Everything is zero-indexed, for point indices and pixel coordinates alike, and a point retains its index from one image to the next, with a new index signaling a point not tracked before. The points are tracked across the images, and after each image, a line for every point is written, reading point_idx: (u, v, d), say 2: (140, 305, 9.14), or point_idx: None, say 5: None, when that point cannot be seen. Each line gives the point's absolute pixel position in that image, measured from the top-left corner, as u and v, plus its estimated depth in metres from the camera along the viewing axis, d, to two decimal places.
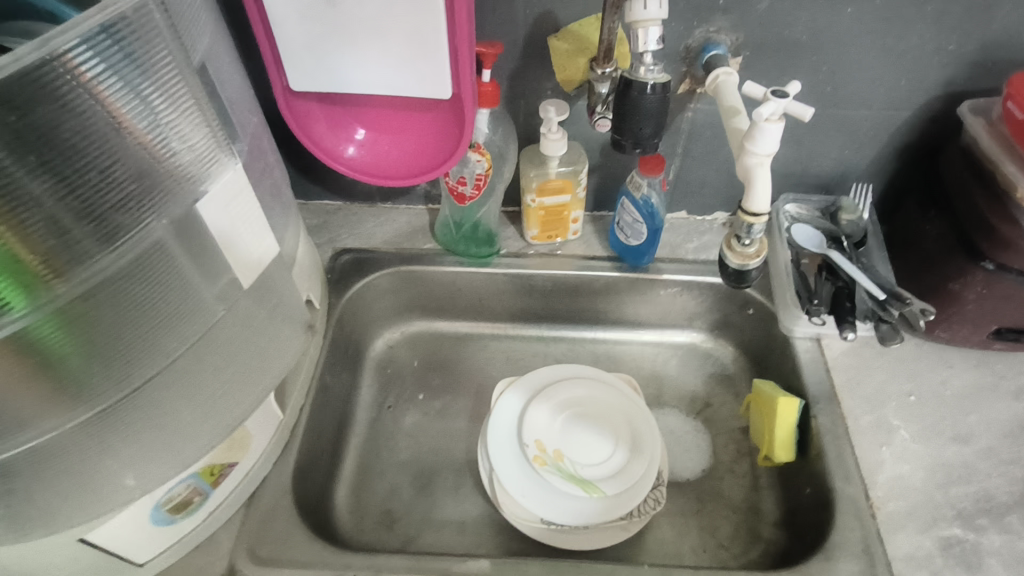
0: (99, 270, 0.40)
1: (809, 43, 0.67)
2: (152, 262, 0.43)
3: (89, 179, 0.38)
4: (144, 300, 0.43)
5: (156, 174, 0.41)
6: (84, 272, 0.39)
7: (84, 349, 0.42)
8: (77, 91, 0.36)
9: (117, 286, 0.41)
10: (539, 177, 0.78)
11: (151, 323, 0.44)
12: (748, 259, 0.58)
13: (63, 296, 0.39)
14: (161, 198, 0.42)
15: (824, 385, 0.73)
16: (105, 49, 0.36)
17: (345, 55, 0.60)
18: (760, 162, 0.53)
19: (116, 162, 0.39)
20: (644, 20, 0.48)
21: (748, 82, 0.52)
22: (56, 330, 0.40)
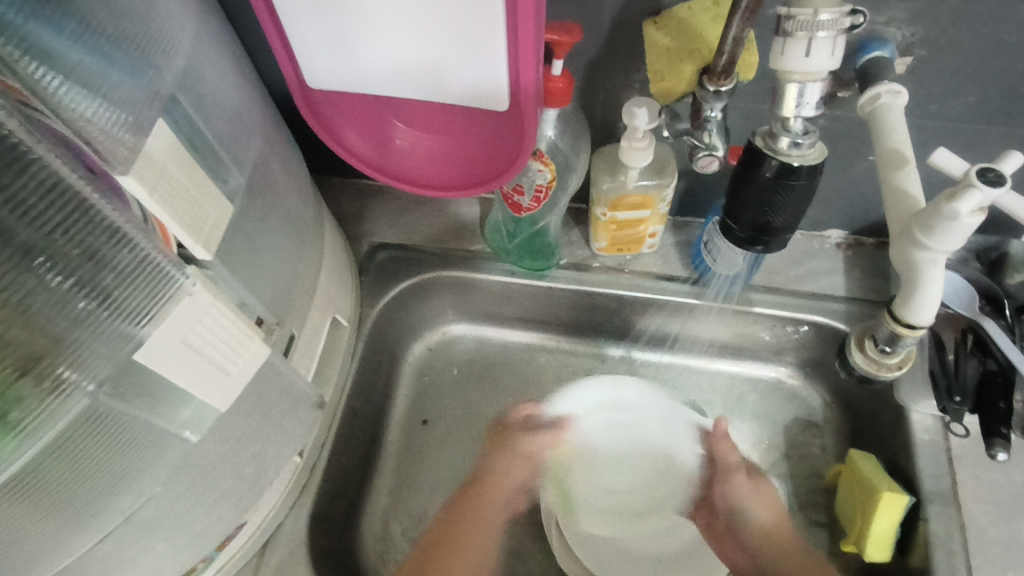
0: (43, 431, 0.27)
1: (1020, 45, 0.47)
2: (102, 423, 0.29)
3: (49, 308, 0.26)
4: (101, 464, 0.30)
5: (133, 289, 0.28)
6: (33, 431, 0.27)
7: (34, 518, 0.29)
8: (46, 174, 0.25)
9: (66, 453, 0.28)
10: (613, 189, 0.63)
11: (104, 485, 0.31)
12: (882, 370, 0.44)
13: (24, 457, 0.27)
14: (129, 326, 0.28)
15: (944, 482, 0.59)
16: (113, 67, 0.33)
17: (373, 50, 0.46)
18: (934, 262, 0.37)
19: (84, 283, 0.27)
20: (802, 72, 0.34)
21: (940, 150, 0.35)
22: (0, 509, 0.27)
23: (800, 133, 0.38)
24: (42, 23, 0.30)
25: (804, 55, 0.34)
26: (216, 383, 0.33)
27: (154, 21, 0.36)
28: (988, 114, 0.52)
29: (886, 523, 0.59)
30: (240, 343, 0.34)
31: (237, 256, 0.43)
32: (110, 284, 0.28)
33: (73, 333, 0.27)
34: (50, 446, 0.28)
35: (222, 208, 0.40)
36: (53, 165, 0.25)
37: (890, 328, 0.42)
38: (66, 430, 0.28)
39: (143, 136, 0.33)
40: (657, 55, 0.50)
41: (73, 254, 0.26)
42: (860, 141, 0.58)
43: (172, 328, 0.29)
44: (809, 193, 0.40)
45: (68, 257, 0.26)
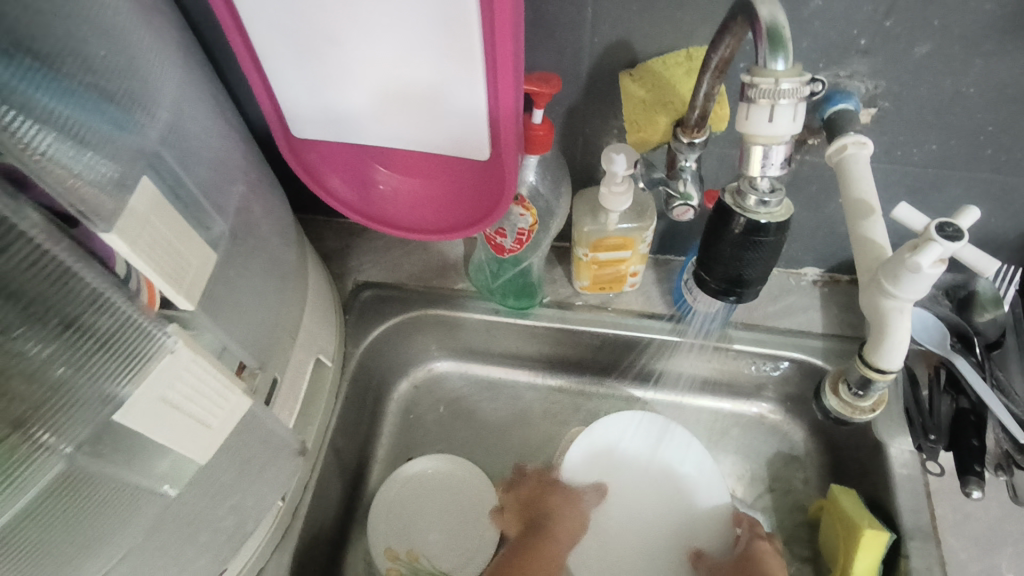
0: (20, 496, 0.27)
1: (976, 97, 0.49)
2: (70, 490, 0.29)
3: (27, 374, 0.26)
4: (73, 530, 0.30)
5: (109, 350, 0.28)
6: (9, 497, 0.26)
7: None
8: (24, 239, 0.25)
9: (38, 520, 0.28)
10: (595, 232, 0.64)
11: (72, 552, 0.30)
12: (857, 413, 0.45)
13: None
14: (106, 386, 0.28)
15: (922, 517, 0.59)
16: (97, 123, 0.33)
17: (357, 103, 0.47)
18: (902, 309, 0.38)
19: (61, 349, 0.27)
20: (766, 135, 0.35)
21: (902, 206, 0.37)
22: None
23: (766, 192, 0.39)
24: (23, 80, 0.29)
25: (768, 120, 0.34)
26: (195, 437, 0.34)
27: (141, 80, 0.37)
28: (952, 160, 0.54)
29: (866, 561, 0.59)
30: (216, 397, 0.35)
31: (220, 304, 0.44)
32: (88, 350, 0.28)
33: (54, 402, 0.27)
34: (19, 514, 0.27)
35: (205, 259, 0.41)
36: (35, 234, 0.25)
37: (860, 372, 0.43)
38: (39, 496, 0.27)
39: (126, 193, 0.34)
40: (634, 104, 0.53)
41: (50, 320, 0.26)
42: (830, 185, 0.61)
43: (153, 386, 0.30)
44: (775, 249, 0.41)
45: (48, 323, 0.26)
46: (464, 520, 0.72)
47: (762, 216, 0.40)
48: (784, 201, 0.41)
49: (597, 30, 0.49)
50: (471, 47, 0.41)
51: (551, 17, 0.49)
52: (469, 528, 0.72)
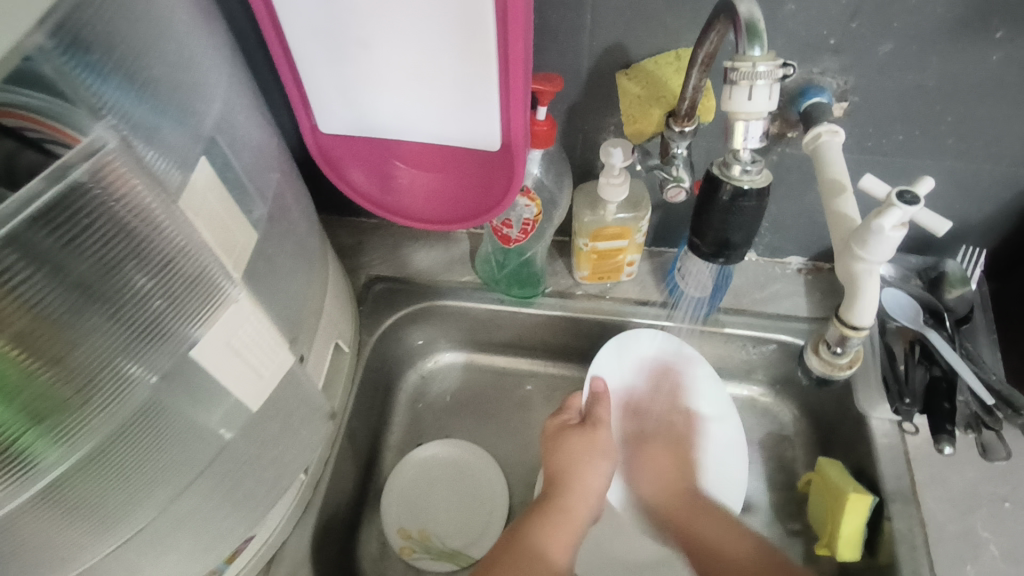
0: (100, 427, 0.32)
1: (935, 91, 0.55)
2: (150, 419, 0.34)
3: (125, 312, 0.31)
4: (151, 455, 0.36)
5: (186, 297, 0.33)
6: (92, 427, 0.32)
7: (97, 493, 0.34)
8: (117, 205, 0.29)
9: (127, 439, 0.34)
10: (594, 222, 0.69)
11: (149, 474, 0.36)
12: (836, 370, 0.50)
13: (73, 456, 0.32)
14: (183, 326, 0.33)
15: (903, 482, 0.64)
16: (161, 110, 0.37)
17: (380, 101, 0.52)
18: (872, 271, 0.43)
19: (152, 293, 0.32)
20: (747, 112, 0.40)
21: (866, 177, 0.43)
22: (79, 483, 0.33)
23: (748, 161, 0.45)
24: (99, 80, 0.33)
25: (748, 99, 0.40)
26: (249, 383, 0.39)
27: (199, 75, 0.41)
28: (917, 148, 0.60)
29: (852, 523, 0.63)
30: (266, 350, 0.39)
31: (259, 279, 0.48)
32: (174, 291, 0.33)
33: (144, 335, 0.32)
34: (103, 442, 0.33)
35: (249, 237, 0.45)
36: (136, 197, 0.30)
37: (838, 331, 0.48)
38: (128, 420, 0.33)
39: (189, 172, 0.38)
40: (630, 99, 0.58)
41: (147, 263, 0.31)
42: (809, 175, 0.66)
43: (219, 331, 0.35)
44: (757, 215, 0.46)
45: (146, 266, 0.31)
46: (466, 500, 0.76)
47: (746, 182, 0.45)
48: (762, 170, 0.46)
49: (596, 34, 0.55)
50: (485, 50, 0.47)
51: (554, 23, 0.55)
52: (471, 509, 0.76)
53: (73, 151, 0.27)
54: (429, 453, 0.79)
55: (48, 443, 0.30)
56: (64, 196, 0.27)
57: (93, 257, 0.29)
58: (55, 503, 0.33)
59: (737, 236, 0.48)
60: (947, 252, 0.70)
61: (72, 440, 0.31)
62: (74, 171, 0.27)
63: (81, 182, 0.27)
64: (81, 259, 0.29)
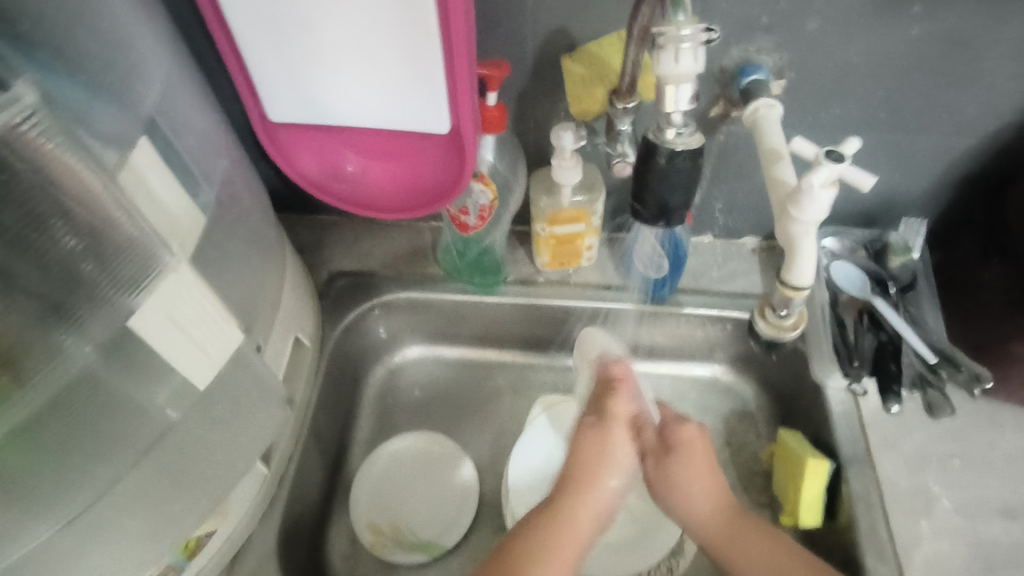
0: (30, 400, 0.32)
1: (865, 65, 0.58)
2: (88, 390, 0.35)
3: (59, 275, 0.31)
4: (92, 429, 0.35)
5: (119, 263, 0.33)
6: (22, 398, 0.32)
7: (31, 467, 0.34)
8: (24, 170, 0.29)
9: (60, 408, 0.34)
10: (551, 206, 0.70)
11: (91, 451, 0.36)
12: (783, 332, 0.52)
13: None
14: (117, 293, 0.33)
15: (859, 446, 0.66)
16: (96, 88, 0.37)
17: (328, 86, 0.53)
18: (806, 231, 0.45)
19: (85, 258, 0.32)
20: (674, 75, 0.42)
21: (796, 141, 0.44)
22: (13, 453, 0.33)
23: (681, 124, 0.46)
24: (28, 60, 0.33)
25: (674, 62, 0.41)
26: (194, 361, 0.39)
27: (134, 57, 0.40)
28: (854, 122, 0.62)
29: (812, 489, 0.65)
30: (208, 327, 0.39)
31: (209, 264, 0.48)
32: (108, 256, 0.32)
33: (78, 299, 0.32)
34: (40, 410, 0.33)
35: (196, 220, 0.45)
36: (53, 160, 0.30)
37: (781, 294, 0.49)
38: (62, 387, 0.33)
39: (127, 151, 0.38)
40: (574, 81, 0.59)
41: (74, 227, 0.31)
42: (755, 154, 0.68)
43: (159, 302, 0.35)
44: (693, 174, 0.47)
45: (73, 229, 0.31)
46: (434, 492, 0.76)
47: (679, 144, 0.47)
48: (696, 134, 0.47)
49: (539, 18, 0.56)
50: (423, 26, 0.47)
51: (498, 8, 0.56)
52: (440, 502, 0.75)
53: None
54: (396, 445, 0.78)
55: None
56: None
57: (8, 221, 0.29)
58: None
59: (677, 199, 0.49)
60: (891, 225, 0.73)
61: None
62: None
63: None
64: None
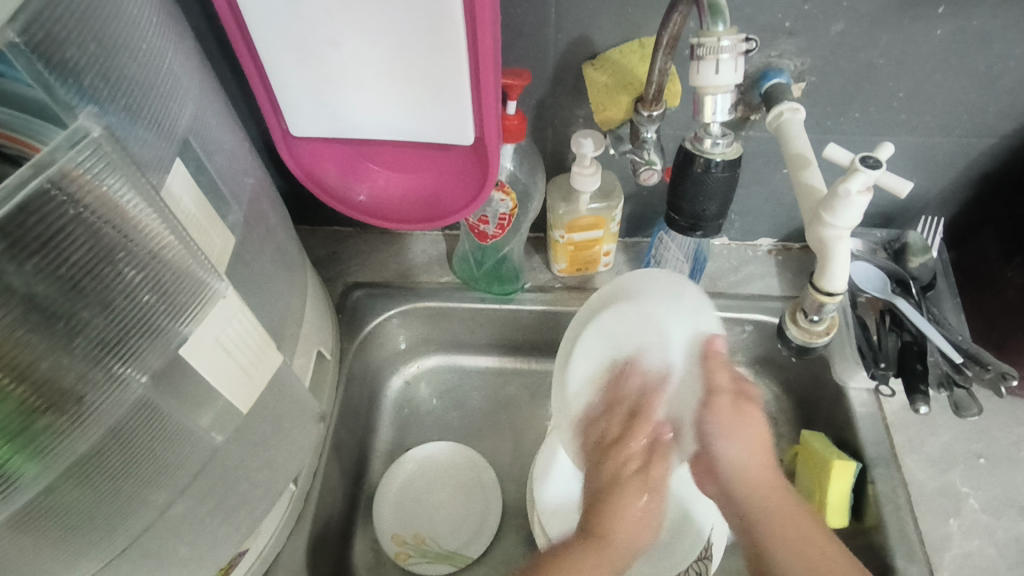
0: (84, 440, 0.31)
1: (886, 67, 0.58)
2: (141, 421, 0.33)
3: (116, 310, 0.30)
4: (143, 459, 0.34)
5: (171, 292, 0.32)
6: (75, 441, 0.30)
7: (85, 504, 0.32)
8: (84, 209, 0.27)
9: (114, 443, 0.32)
10: (568, 213, 0.70)
11: (142, 480, 0.35)
12: (814, 337, 0.52)
13: (53, 472, 0.30)
14: (171, 321, 0.32)
15: (884, 446, 0.66)
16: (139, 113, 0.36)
17: (352, 100, 0.53)
18: (840, 236, 0.45)
19: (139, 290, 0.31)
20: (714, 86, 0.43)
21: (831, 146, 0.45)
22: (68, 492, 0.31)
23: (718, 134, 0.48)
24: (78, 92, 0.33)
25: (714, 73, 0.43)
26: (240, 382, 0.38)
27: (171, 77, 0.40)
28: (874, 124, 0.63)
29: (838, 489, 0.65)
30: (252, 349, 0.38)
31: (240, 284, 0.47)
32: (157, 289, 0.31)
33: (133, 333, 0.31)
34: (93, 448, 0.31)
35: (226, 240, 0.44)
36: (106, 197, 0.28)
37: (813, 298, 0.49)
38: (117, 421, 0.32)
39: (164, 174, 0.38)
40: (597, 89, 0.59)
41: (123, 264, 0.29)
42: (773, 157, 0.68)
43: (209, 326, 0.34)
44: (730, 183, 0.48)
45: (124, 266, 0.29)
46: (459, 500, 0.76)
47: (717, 154, 0.48)
48: (733, 144, 0.49)
49: (561, 28, 0.56)
50: (455, 41, 0.47)
51: (520, 19, 0.56)
52: (465, 510, 0.75)
53: (35, 159, 0.25)
54: (420, 451, 0.78)
55: (21, 459, 0.28)
56: (26, 204, 0.25)
57: (60, 265, 0.27)
58: (38, 528, 0.31)
59: (713, 208, 0.50)
60: (908, 224, 0.73)
61: (53, 448, 0.30)
62: (41, 174, 0.25)
63: (46, 187, 0.25)
64: (58, 261, 0.27)
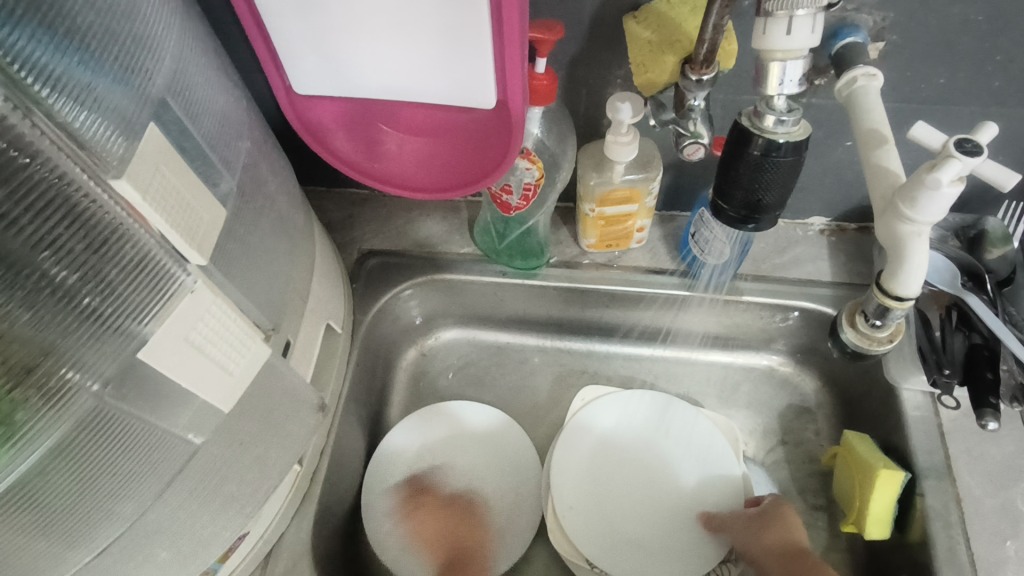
0: (45, 436, 0.29)
1: (984, 26, 0.49)
2: (103, 431, 0.32)
3: (65, 300, 0.29)
4: (107, 470, 0.33)
5: (123, 284, 0.31)
6: (34, 437, 0.29)
7: (43, 514, 0.31)
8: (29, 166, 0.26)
9: (75, 453, 0.31)
10: (600, 185, 0.64)
11: (107, 491, 0.33)
12: (874, 344, 0.46)
13: (11, 476, 0.29)
14: (123, 315, 0.31)
15: (937, 456, 0.60)
16: (98, 65, 0.31)
17: (359, 52, 0.46)
18: (919, 233, 0.38)
19: (86, 279, 0.29)
20: (784, 51, 0.38)
21: (920, 124, 0.37)
22: (28, 496, 0.30)
23: (784, 110, 0.41)
24: (14, 31, 0.27)
25: (787, 35, 0.38)
26: (213, 379, 0.36)
27: (139, 25, 0.35)
28: (961, 93, 0.54)
29: (883, 501, 0.59)
30: (224, 347, 0.37)
31: (235, 261, 0.43)
32: (113, 281, 0.30)
33: (83, 326, 0.30)
34: (50, 450, 0.30)
35: (216, 214, 0.39)
36: (60, 159, 0.27)
37: (878, 301, 0.43)
38: (74, 428, 0.30)
39: (135, 140, 0.32)
40: (639, 47, 0.50)
41: (77, 247, 0.28)
42: (836, 129, 0.60)
43: (174, 325, 0.33)
44: (793, 172, 0.42)
45: (75, 249, 0.28)
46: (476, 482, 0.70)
47: (781, 135, 0.41)
48: (800, 122, 0.42)
49: None
50: None
51: None
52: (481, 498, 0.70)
53: None
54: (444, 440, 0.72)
55: None
56: None
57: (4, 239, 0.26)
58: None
59: (771, 199, 0.44)
60: (986, 209, 0.65)
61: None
62: None
63: None
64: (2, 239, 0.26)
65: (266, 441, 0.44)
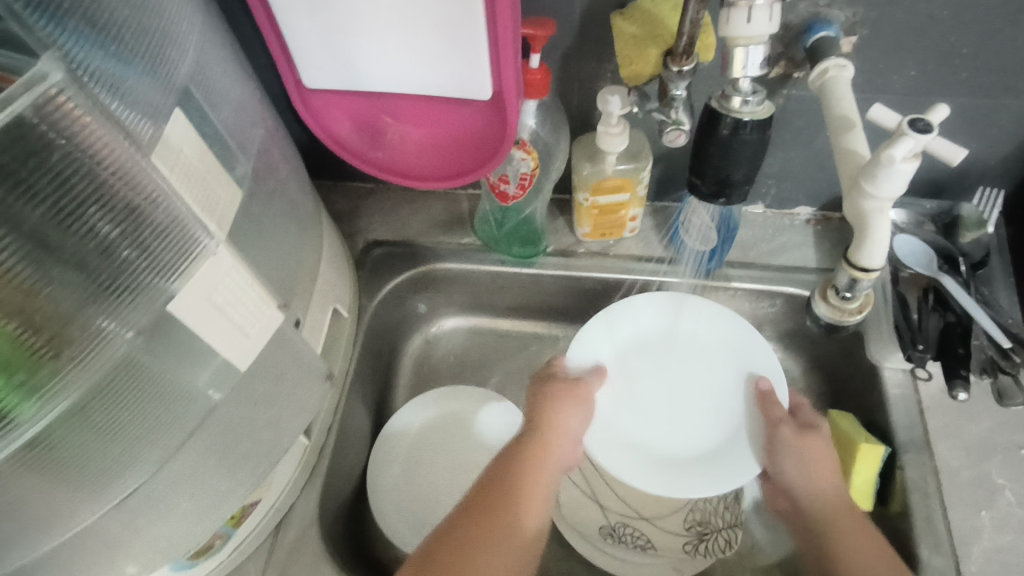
0: (82, 378, 0.33)
1: (949, 20, 0.52)
2: (133, 379, 0.35)
3: (100, 259, 0.32)
4: (136, 416, 0.36)
5: (152, 245, 0.34)
6: (72, 379, 0.32)
7: (79, 455, 0.35)
8: (66, 145, 0.29)
9: (108, 398, 0.34)
10: (593, 175, 0.67)
11: (135, 437, 0.37)
12: (845, 315, 0.50)
13: (51, 415, 0.32)
14: (152, 274, 0.34)
15: (916, 431, 0.62)
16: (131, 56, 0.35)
17: (364, 48, 0.50)
18: (882, 209, 0.41)
19: (121, 240, 0.33)
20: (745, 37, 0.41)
21: (880, 106, 0.41)
22: (64, 438, 0.33)
23: (749, 92, 0.46)
24: (60, 26, 0.31)
25: (746, 22, 0.40)
26: (233, 339, 0.40)
27: (168, 22, 0.38)
28: (932, 84, 0.57)
29: (865, 474, 0.62)
30: (244, 312, 0.40)
31: (250, 239, 0.46)
32: (145, 243, 0.34)
33: (117, 283, 0.33)
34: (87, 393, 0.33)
35: (232, 193, 0.42)
36: (100, 134, 0.31)
37: (848, 273, 0.47)
38: (106, 376, 0.34)
39: (162, 123, 0.35)
40: (625, 41, 0.53)
41: (110, 211, 0.32)
42: (817, 118, 0.63)
43: (198, 284, 0.36)
44: (758, 148, 0.48)
45: (109, 214, 0.32)
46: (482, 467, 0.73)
47: (746, 114, 0.47)
48: (764, 101, 0.48)
49: None
50: None
51: None
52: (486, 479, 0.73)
53: (17, 87, 0.27)
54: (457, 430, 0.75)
55: (20, 399, 0.31)
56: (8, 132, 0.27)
57: (48, 205, 0.29)
58: (34, 459, 0.33)
59: (740, 174, 0.50)
60: (962, 195, 0.68)
61: (40, 404, 0.32)
62: (16, 105, 0.27)
63: (25, 117, 0.27)
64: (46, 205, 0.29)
65: (277, 408, 0.48)
